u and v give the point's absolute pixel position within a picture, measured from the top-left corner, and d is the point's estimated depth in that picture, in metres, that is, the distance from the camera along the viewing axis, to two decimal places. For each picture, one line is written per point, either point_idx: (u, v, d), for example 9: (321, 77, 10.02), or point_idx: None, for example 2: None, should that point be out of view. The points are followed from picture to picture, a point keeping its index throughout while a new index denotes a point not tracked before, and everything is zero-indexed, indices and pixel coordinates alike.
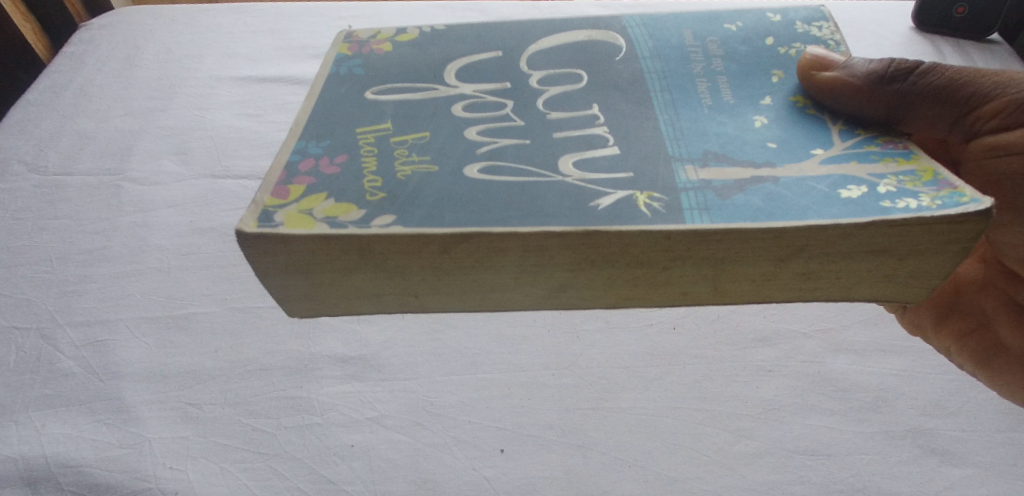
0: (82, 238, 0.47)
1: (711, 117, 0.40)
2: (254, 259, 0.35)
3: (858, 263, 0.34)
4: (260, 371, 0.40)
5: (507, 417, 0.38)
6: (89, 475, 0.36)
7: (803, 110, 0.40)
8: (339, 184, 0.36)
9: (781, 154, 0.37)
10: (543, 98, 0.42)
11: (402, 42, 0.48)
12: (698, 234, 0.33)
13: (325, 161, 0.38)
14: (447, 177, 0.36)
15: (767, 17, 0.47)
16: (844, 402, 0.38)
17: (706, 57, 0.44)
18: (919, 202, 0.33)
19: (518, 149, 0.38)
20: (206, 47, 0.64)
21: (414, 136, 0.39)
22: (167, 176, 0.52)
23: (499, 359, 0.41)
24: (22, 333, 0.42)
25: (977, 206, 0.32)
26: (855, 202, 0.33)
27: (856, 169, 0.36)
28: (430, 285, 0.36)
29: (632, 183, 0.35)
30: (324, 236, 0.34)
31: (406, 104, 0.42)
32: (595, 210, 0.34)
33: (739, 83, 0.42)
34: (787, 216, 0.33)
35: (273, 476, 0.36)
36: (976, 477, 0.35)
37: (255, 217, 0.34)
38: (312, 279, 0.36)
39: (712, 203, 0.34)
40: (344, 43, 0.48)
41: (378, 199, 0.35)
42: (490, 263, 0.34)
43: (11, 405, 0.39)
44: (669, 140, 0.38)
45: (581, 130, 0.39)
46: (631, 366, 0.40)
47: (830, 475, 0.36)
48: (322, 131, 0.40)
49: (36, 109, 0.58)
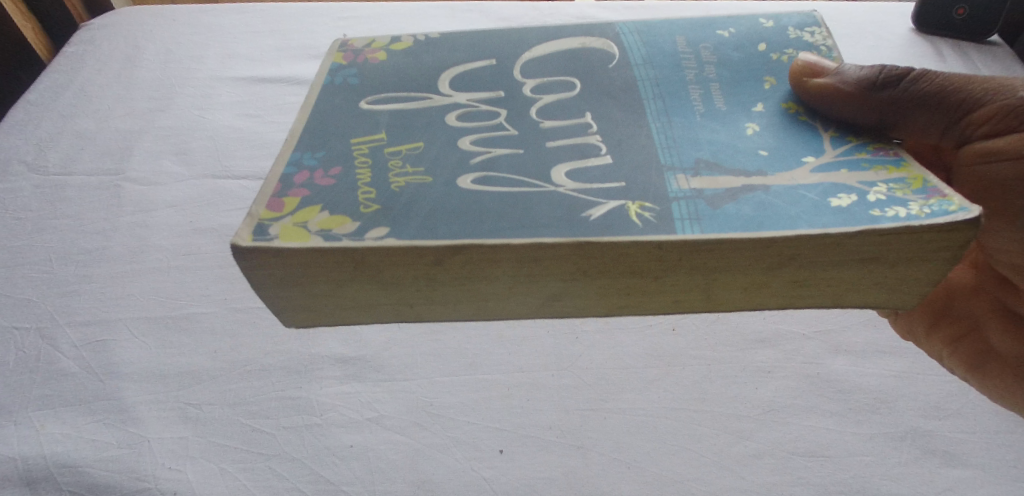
0: (82, 238, 0.47)
1: (704, 125, 0.40)
2: (250, 270, 0.35)
3: (850, 271, 0.34)
4: (260, 372, 0.40)
5: (507, 418, 0.38)
6: (89, 475, 0.36)
7: (796, 117, 0.41)
8: (333, 196, 0.36)
9: (774, 162, 0.37)
10: (538, 107, 0.42)
11: (396, 50, 0.48)
12: (689, 244, 0.33)
13: (320, 172, 0.38)
14: (440, 188, 0.36)
15: (760, 23, 0.47)
16: (843, 404, 0.38)
17: (700, 64, 0.44)
18: (908, 210, 0.33)
19: (512, 159, 0.38)
20: (206, 48, 0.64)
21: (408, 146, 0.39)
22: (167, 176, 0.52)
23: (498, 360, 0.41)
24: (21, 333, 0.42)
25: (966, 214, 0.32)
26: (846, 211, 0.33)
27: (847, 177, 0.36)
28: (425, 295, 0.36)
29: (626, 191, 0.35)
30: (318, 249, 0.34)
31: (401, 112, 0.42)
32: (587, 220, 0.34)
33: (732, 91, 0.42)
34: (778, 225, 0.33)
35: (273, 476, 0.36)
36: (976, 478, 0.35)
37: (250, 230, 0.34)
38: (307, 290, 0.36)
39: (703, 212, 0.34)
40: (339, 52, 0.48)
41: (372, 211, 0.35)
42: (484, 274, 0.34)
43: (10, 405, 0.39)
44: (661, 149, 0.38)
45: (575, 139, 0.39)
46: (630, 367, 0.40)
47: (830, 477, 0.36)
48: (317, 141, 0.40)
49: (36, 109, 0.58)
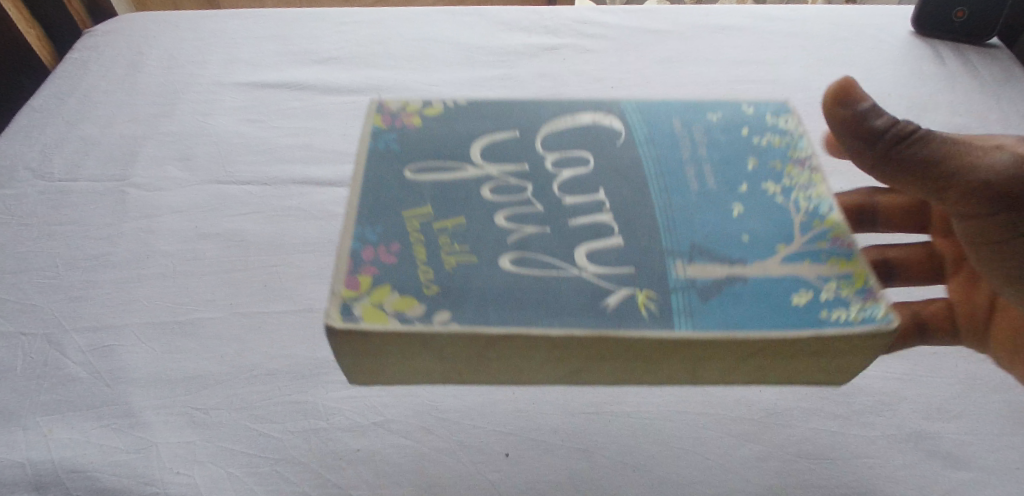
0: (88, 243, 0.47)
1: (693, 189, 0.39)
2: (339, 348, 0.34)
3: (812, 361, 0.34)
4: (266, 376, 0.40)
5: (530, 463, 0.37)
6: (97, 480, 0.37)
7: (766, 163, 0.40)
8: (404, 273, 0.35)
9: (736, 221, 0.37)
10: (558, 174, 0.40)
11: (432, 112, 0.43)
12: (648, 339, 0.33)
13: (384, 247, 0.36)
14: (484, 268, 0.35)
15: (738, 107, 0.44)
16: (847, 406, 0.39)
17: (687, 142, 0.41)
18: (846, 313, 0.33)
19: (542, 233, 0.37)
20: (209, 53, 0.64)
21: (449, 193, 0.39)
22: (173, 181, 0.52)
23: (517, 394, 0.39)
24: (28, 338, 0.42)
25: (886, 322, 0.33)
26: (786, 311, 0.34)
27: (795, 255, 0.36)
28: (476, 363, 0.35)
29: (630, 256, 0.36)
30: (398, 333, 0.33)
31: (410, 141, 0.41)
32: (600, 308, 0.33)
33: (712, 143, 0.41)
34: (721, 311, 0.33)
35: (280, 481, 0.37)
36: (979, 480, 0.36)
37: (338, 308, 0.33)
38: (357, 363, 0.35)
39: (696, 299, 0.34)
40: (376, 111, 0.43)
41: (434, 290, 0.34)
42: (516, 363, 0.34)
43: (18, 411, 0.39)
44: (652, 222, 0.37)
45: (585, 175, 0.40)
46: (636, 394, 0.39)
47: (835, 479, 0.36)
48: (367, 201, 0.38)
49: (41, 115, 0.58)
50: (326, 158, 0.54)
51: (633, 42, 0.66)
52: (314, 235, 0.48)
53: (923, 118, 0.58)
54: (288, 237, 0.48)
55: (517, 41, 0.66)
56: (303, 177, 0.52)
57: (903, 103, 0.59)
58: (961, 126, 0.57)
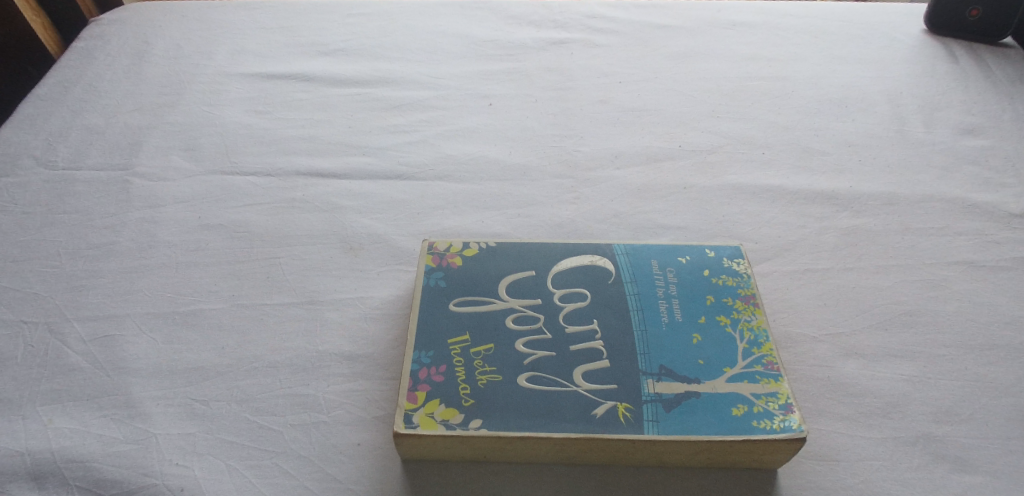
0: (91, 233, 0.47)
1: (657, 329, 0.38)
2: (398, 438, 0.35)
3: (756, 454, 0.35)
4: (268, 368, 0.40)
5: (530, 488, 0.36)
6: (95, 470, 0.36)
7: (740, 298, 0.40)
8: (455, 382, 0.36)
9: (700, 337, 0.38)
10: (565, 308, 0.40)
11: (477, 248, 0.43)
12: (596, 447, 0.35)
13: (436, 363, 0.37)
14: (510, 385, 0.36)
15: (701, 246, 0.43)
16: (854, 407, 0.38)
17: (655, 287, 0.40)
18: (770, 422, 0.35)
19: (555, 358, 0.37)
20: (216, 44, 0.64)
21: (481, 301, 0.40)
22: (177, 172, 0.52)
23: None
24: (30, 327, 0.42)
25: (784, 434, 0.34)
26: (723, 417, 0.35)
27: (739, 372, 0.37)
28: (499, 447, 0.35)
29: (616, 376, 0.36)
30: (449, 435, 0.34)
31: (470, 278, 0.41)
32: (591, 417, 0.35)
33: (683, 281, 0.41)
34: None
35: (280, 474, 0.36)
36: (989, 484, 0.35)
37: (400, 417, 0.35)
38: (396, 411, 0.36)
39: (661, 410, 0.35)
40: (430, 254, 0.42)
41: (478, 400, 0.35)
42: (526, 454, 0.36)
43: (18, 399, 0.39)
44: (631, 350, 0.38)
45: (594, 281, 0.41)
46: None
47: (841, 481, 0.36)
48: (425, 331, 0.38)
49: (46, 104, 0.58)
50: (332, 150, 0.54)
51: (643, 38, 0.66)
52: (319, 227, 0.48)
53: (935, 118, 0.57)
54: (293, 228, 0.48)
55: (525, 35, 0.66)
56: (308, 169, 0.52)
57: (915, 102, 0.58)
58: (975, 126, 0.56)
